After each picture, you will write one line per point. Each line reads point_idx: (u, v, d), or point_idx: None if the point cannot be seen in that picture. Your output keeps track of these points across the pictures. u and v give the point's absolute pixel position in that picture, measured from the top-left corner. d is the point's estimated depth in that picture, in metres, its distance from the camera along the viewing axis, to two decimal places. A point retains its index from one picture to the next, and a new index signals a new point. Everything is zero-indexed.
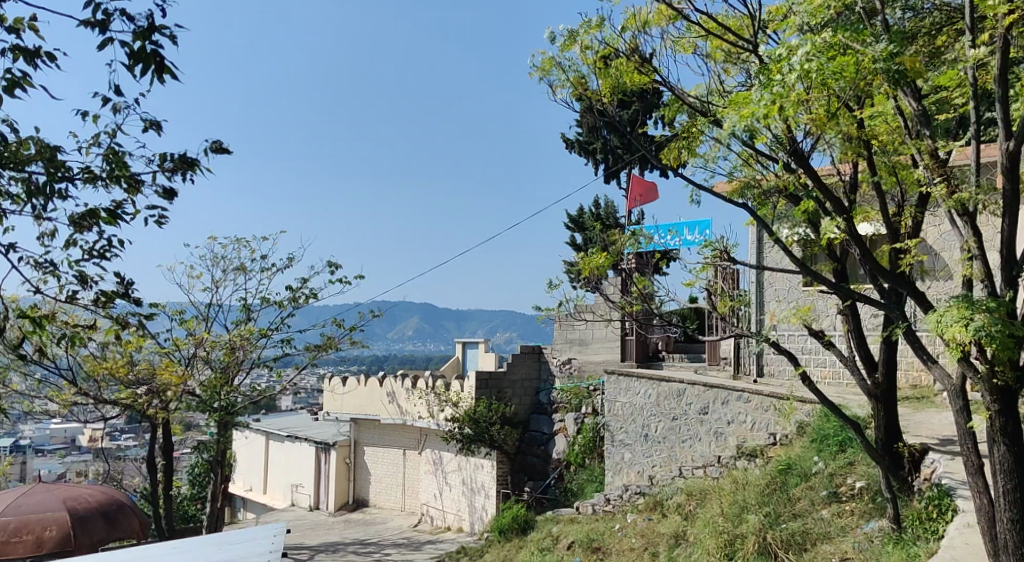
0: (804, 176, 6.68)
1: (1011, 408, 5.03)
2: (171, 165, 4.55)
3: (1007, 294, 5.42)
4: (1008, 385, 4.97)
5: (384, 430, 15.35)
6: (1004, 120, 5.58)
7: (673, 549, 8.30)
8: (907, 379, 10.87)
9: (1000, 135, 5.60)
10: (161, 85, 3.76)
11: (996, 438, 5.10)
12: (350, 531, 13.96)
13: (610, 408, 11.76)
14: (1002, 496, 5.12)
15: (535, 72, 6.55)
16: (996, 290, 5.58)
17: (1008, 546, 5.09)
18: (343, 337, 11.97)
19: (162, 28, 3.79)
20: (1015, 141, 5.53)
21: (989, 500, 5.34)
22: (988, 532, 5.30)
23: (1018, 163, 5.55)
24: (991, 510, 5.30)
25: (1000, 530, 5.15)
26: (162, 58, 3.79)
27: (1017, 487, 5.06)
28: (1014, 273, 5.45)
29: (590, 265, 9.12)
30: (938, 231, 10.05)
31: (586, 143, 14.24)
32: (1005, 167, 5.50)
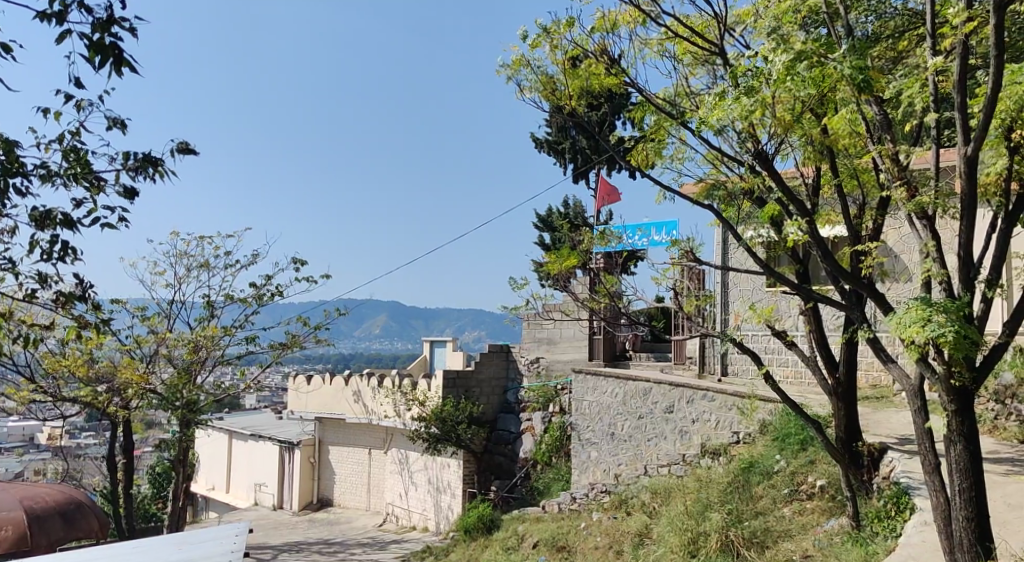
0: (768, 179, 6.84)
1: (967, 408, 5.12)
2: (134, 163, 4.51)
3: (965, 296, 5.54)
4: (964, 385, 5.08)
5: (349, 429, 15.22)
6: (963, 126, 5.71)
7: (637, 547, 8.36)
8: (866, 379, 11.03)
9: (958, 139, 5.71)
10: (120, 78, 3.71)
11: (953, 438, 5.19)
12: (314, 531, 13.85)
13: (577, 407, 11.76)
14: (958, 494, 5.22)
15: (504, 72, 6.53)
16: (954, 292, 5.71)
17: (962, 544, 5.19)
18: (307, 336, 11.69)
19: (121, 19, 3.74)
20: (972, 146, 5.67)
21: (945, 498, 5.45)
22: (944, 530, 5.41)
23: (976, 168, 5.68)
24: (947, 508, 5.41)
25: (955, 528, 5.25)
26: (122, 48, 3.72)
27: (972, 486, 5.17)
28: (971, 275, 5.56)
29: (556, 265, 9.12)
30: (898, 234, 10.22)
31: (555, 142, 14.23)
32: (963, 172, 5.65)
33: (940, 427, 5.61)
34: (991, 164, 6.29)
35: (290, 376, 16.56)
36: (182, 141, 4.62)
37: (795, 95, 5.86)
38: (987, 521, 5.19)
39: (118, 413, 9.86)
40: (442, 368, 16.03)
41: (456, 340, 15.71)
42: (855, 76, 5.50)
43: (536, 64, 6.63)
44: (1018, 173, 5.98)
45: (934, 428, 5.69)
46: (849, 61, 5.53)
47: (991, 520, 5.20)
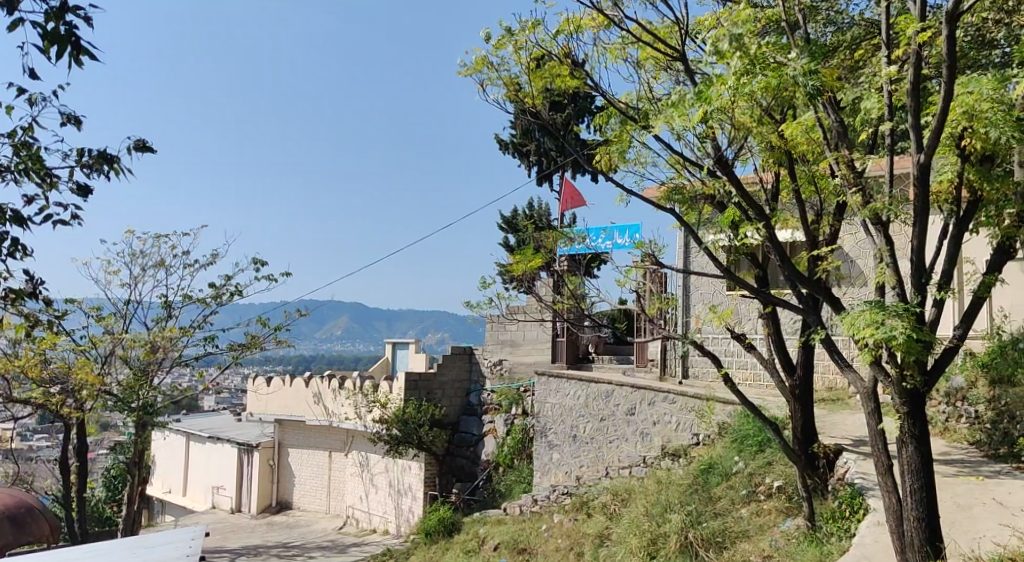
0: (727, 183, 6.95)
1: (919, 411, 5.25)
2: (89, 160, 4.43)
3: (917, 300, 5.67)
4: (916, 388, 5.20)
5: (310, 431, 15.02)
6: (916, 135, 5.84)
7: (597, 549, 8.46)
8: (823, 381, 11.20)
9: (911, 147, 5.85)
10: (77, 68, 3.64)
11: (904, 440, 5.30)
12: (273, 534, 13.71)
13: (540, 409, 11.75)
14: (909, 495, 5.33)
15: (466, 72, 6.55)
16: (906, 296, 5.83)
17: (913, 544, 5.30)
18: (267, 338, 11.40)
19: (77, 9, 3.67)
20: (925, 154, 5.81)
21: (897, 499, 5.57)
22: (896, 530, 5.51)
23: (929, 175, 5.83)
24: (899, 509, 5.53)
25: (907, 528, 5.36)
26: (78, 40, 3.65)
27: (923, 486, 5.28)
28: (923, 281, 5.69)
29: (521, 267, 9.15)
30: (854, 239, 10.40)
31: (520, 144, 14.23)
32: (915, 179, 5.79)
33: (892, 429, 5.74)
34: (942, 172, 6.46)
35: (250, 378, 16.40)
36: (139, 139, 4.56)
37: (751, 100, 5.97)
38: (936, 522, 5.30)
39: (71, 415, 9.72)
40: (404, 369, 15.93)
41: (419, 342, 15.62)
42: (809, 79, 5.63)
43: (499, 65, 6.65)
44: (968, 181, 6.15)
45: (886, 430, 5.82)
46: (802, 67, 5.65)
47: (940, 521, 5.32)
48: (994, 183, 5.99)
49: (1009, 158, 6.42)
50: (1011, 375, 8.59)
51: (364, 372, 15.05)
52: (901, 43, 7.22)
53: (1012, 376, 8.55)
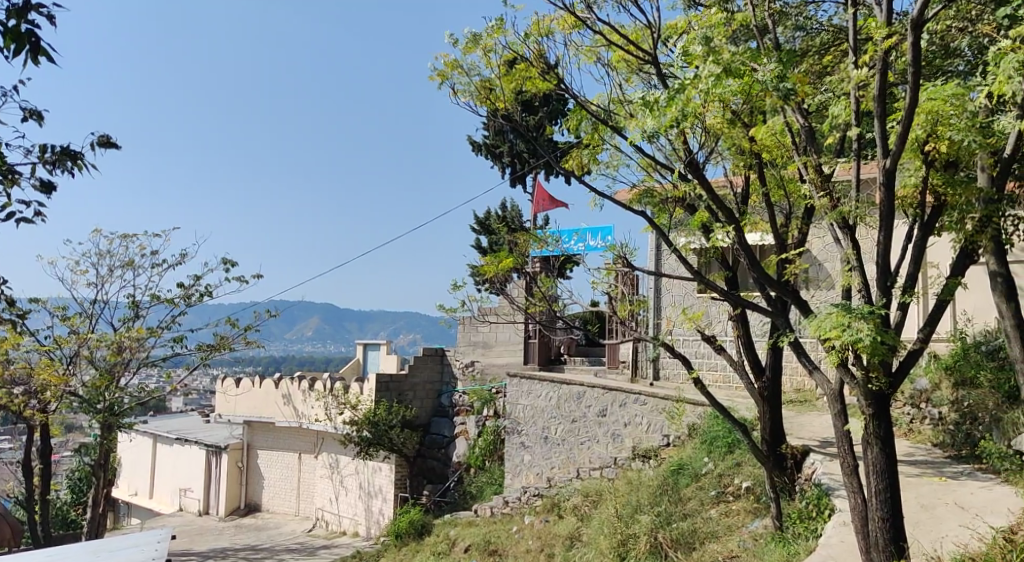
0: (698, 186, 7.02)
1: (884, 412, 5.34)
2: (52, 156, 4.37)
3: (882, 303, 5.76)
4: (881, 390, 5.29)
5: (279, 433, 14.89)
6: (882, 140, 5.94)
7: (567, 550, 8.49)
8: (791, 383, 11.31)
9: (878, 153, 5.95)
10: (36, 67, 3.59)
11: (870, 441, 5.38)
12: (241, 536, 13.58)
13: (511, 410, 11.74)
14: (874, 495, 5.41)
15: (437, 75, 6.55)
16: (872, 299, 5.92)
17: (878, 544, 5.38)
18: (236, 338, 11.36)
19: (36, 6, 3.62)
20: (890, 159, 5.90)
21: (863, 499, 5.65)
22: (861, 530, 5.59)
23: (895, 180, 5.92)
24: (864, 509, 5.61)
25: (871, 528, 5.44)
26: (38, 38, 3.60)
27: (888, 487, 5.36)
28: (888, 284, 5.79)
29: (492, 268, 9.13)
30: (822, 243, 10.52)
31: (493, 145, 14.23)
32: (881, 183, 5.90)
33: (858, 430, 5.83)
34: (908, 178, 6.61)
35: (219, 379, 16.24)
36: (103, 135, 4.51)
37: (721, 103, 6.05)
38: (900, 522, 5.38)
39: (35, 417, 9.80)
40: (376, 371, 15.85)
41: (391, 343, 15.53)
42: (779, 84, 5.80)
43: (469, 68, 6.66)
44: (932, 186, 6.28)
45: (852, 432, 5.91)
46: (772, 72, 5.81)
47: (904, 520, 5.40)
48: (957, 188, 6.11)
49: (970, 164, 6.55)
50: (973, 377, 8.74)
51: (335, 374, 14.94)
52: (868, 50, 7.33)
53: (975, 378, 8.70)
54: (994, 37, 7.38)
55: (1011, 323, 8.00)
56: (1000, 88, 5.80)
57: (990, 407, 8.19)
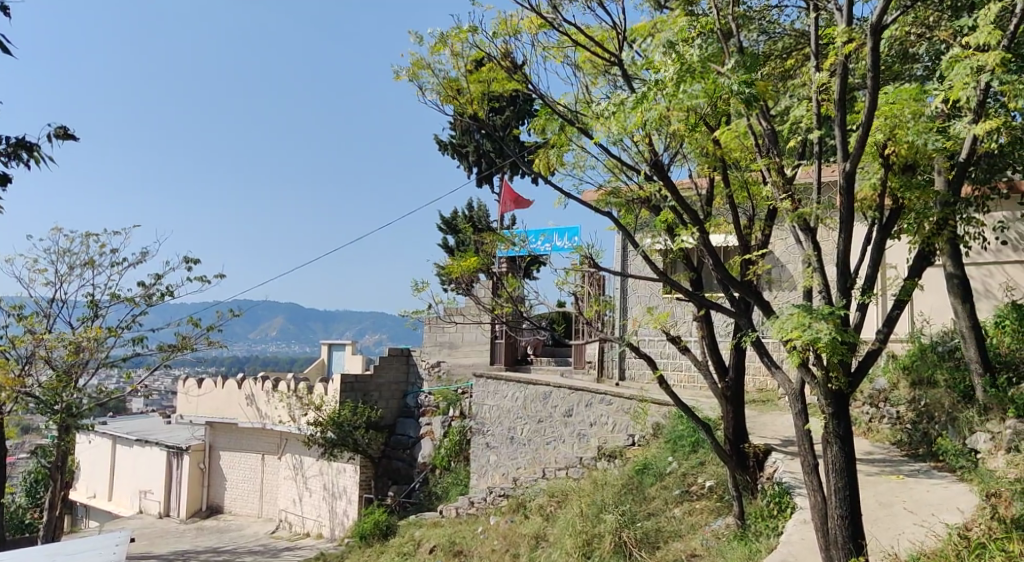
0: (663, 187, 7.06)
1: (843, 411, 5.42)
2: (7, 148, 4.31)
3: (842, 304, 5.84)
4: (841, 389, 5.37)
5: (242, 434, 14.73)
6: (843, 144, 6.03)
7: (533, 550, 8.52)
8: (754, 383, 11.43)
9: (838, 156, 6.03)
10: None
11: (830, 440, 5.46)
12: (203, 539, 13.40)
13: (477, 411, 11.71)
14: (834, 493, 5.49)
15: (403, 74, 6.53)
16: (832, 300, 6.00)
17: (837, 541, 5.46)
18: (198, 338, 11.21)
19: None
20: (850, 163, 5.99)
21: (822, 497, 5.73)
22: (821, 527, 5.67)
23: (854, 183, 6.01)
24: (824, 507, 5.69)
25: (831, 526, 5.52)
26: None
27: (847, 485, 5.45)
28: (848, 285, 5.86)
29: (458, 268, 9.10)
30: (784, 244, 10.65)
31: (459, 145, 14.21)
32: (842, 187, 5.97)
33: (818, 429, 5.90)
34: (867, 180, 6.70)
35: (181, 380, 16.02)
36: (59, 127, 4.51)
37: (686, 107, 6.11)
38: (859, 519, 5.47)
39: None
40: (341, 371, 15.73)
41: (356, 343, 15.43)
42: (743, 88, 5.87)
43: (435, 67, 6.65)
44: (891, 189, 6.36)
45: (812, 431, 5.99)
46: (737, 75, 5.87)
47: (862, 518, 5.49)
48: (915, 192, 6.22)
49: (926, 168, 6.68)
50: (930, 377, 8.92)
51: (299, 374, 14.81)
52: (829, 54, 7.44)
53: (931, 378, 8.87)
54: (951, 43, 7.54)
55: (966, 324, 8.22)
56: (955, 93, 5.93)
57: (946, 407, 8.35)
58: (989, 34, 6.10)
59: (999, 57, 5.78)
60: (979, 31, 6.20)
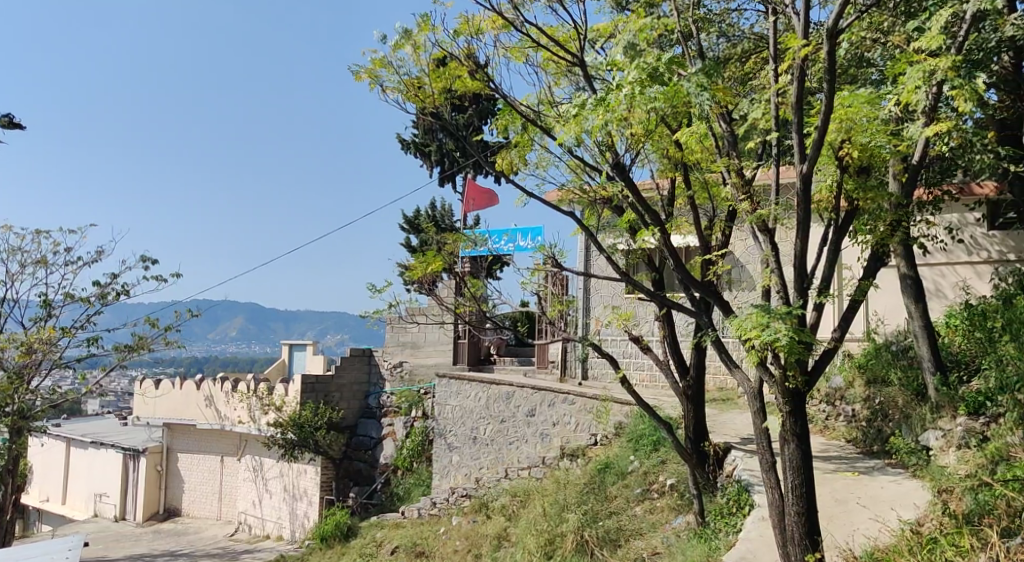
0: (624, 188, 7.11)
1: (800, 410, 5.50)
2: None
3: (799, 304, 5.92)
4: (798, 388, 5.45)
5: (201, 435, 14.54)
6: (800, 146, 6.10)
7: (495, 550, 8.52)
8: (714, 382, 11.55)
9: (796, 158, 6.11)
10: None
11: (787, 437, 5.54)
12: (160, 542, 13.19)
13: (440, 411, 11.68)
14: (791, 490, 5.57)
15: (363, 73, 6.48)
16: (789, 300, 6.08)
17: (794, 537, 5.54)
18: (156, 338, 11.01)
19: None
20: (807, 165, 6.07)
21: (780, 494, 5.81)
22: (778, 524, 5.74)
23: (811, 185, 6.09)
24: (781, 504, 5.77)
25: (788, 522, 5.60)
26: None
27: (804, 482, 5.53)
28: (805, 285, 5.95)
29: (421, 268, 9.06)
30: (743, 245, 10.76)
31: (422, 144, 14.16)
32: (799, 189, 6.04)
33: (776, 427, 5.98)
34: (823, 181, 6.78)
35: (138, 381, 15.74)
36: None
37: (646, 110, 6.14)
38: (815, 515, 5.56)
39: None
40: (302, 371, 15.59)
41: (317, 343, 15.30)
42: (702, 91, 5.91)
43: (397, 66, 6.60)
44: (846, 191, 6.45)
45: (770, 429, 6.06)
46: (696, 78, 5.93)
47: (818, 514, 5.58)
48: (870, 194, 6.32)
49: (881, 170, 6.75)
50: (885, 375, 9.09)
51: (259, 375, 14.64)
52: (786, 58, 7.55)
53: (886, 377, 9.04)
54: (904, 48, 7.69)
55: (920, 324, 8.39)
56: (907, 97, 6.01)
57: (899, 404, 8.52)
58: (940, 39, 6.20)
59: (951, 61, 5.85)
60: (930, 35, 6.28)
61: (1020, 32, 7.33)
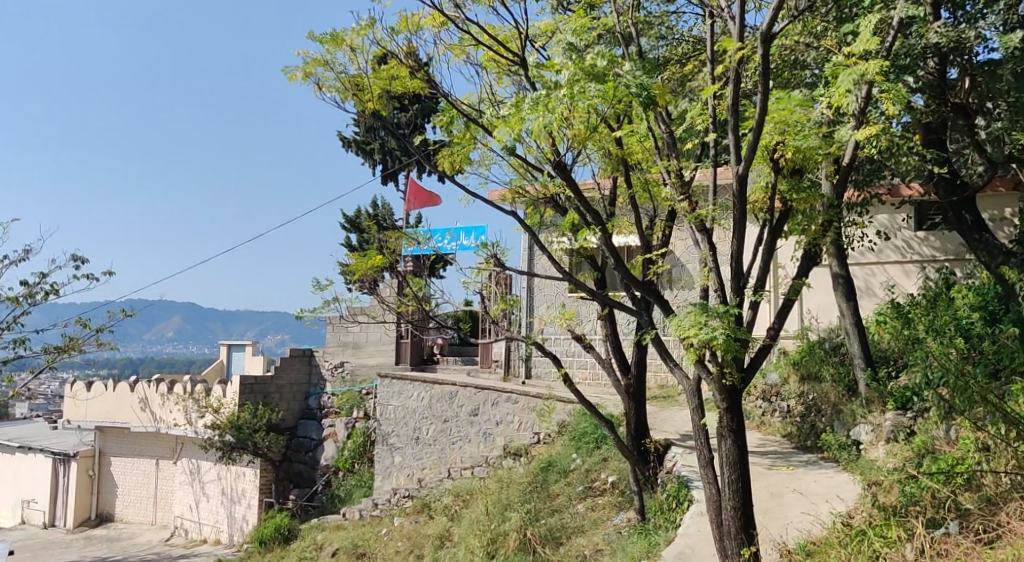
0: (565, 187, 7.14)
1: (736, 406, 5.59)
2: None
3: (735, 302, 6.02)
4: (734, 385, 5.53)
5: (134, 438, 14.22)
6: (737, 148, 6.19)
7: (436, 550, 8.51)
8: (654, 379, 11.72)
9: (733, 159, 6.20)
10: None
11: (724, 434, 5.63)
12: (92, 549, 12.84)
13: (382, 412, 11.60)
14: (727, 485, 5.67)
15: (300, 72, 6.40)
16: (726, 299, 6.17)
17: (730, 531, 5.63)
18: (88, 339, 10.72)
19: None
20: (744, 165, 6.17)
21: (717, 489, 5.89)
22: (715, 518, 5.83)
23: (747, 185, 6.18)
24: (718, 499, 5.85)
25: (724, 517, 5.69)
26: None
27: (739, 477, 5.63)
28: (741, 285, 6.04)
29: (361, 267, 8.97)
30: (683, 245, 10.91)
31: (364, 142, 14.07)
32: (734, 189, 6.13)
33: (713, 424, 6.07)
34: (759, 182, 6.91)
35: (68, 383, 15.32)
36: None
37: (585, 110, 6.17)
38: (750, 510, 5.66)
39: None
40: (241, 372, 15.36)
41: (257, 344, 15.05)
42: (641, 92, 5.96)
43: (334, 63, 6.54)
44: (780, 192, 6.58)
45: (708, 425, 6.15)
46: (636, 79, 5.98)
47: (754, 509, 5.68)
48: (803, 195, 6.46)
49: (814, 171, 6.87)
50: (818, 371, 9.31)
51: (196, 376, 14.38)
52: (721, 61, 7.68)
53: (819, 373, 9.27)
54: (836, 52, 7.87)
55: (852, 321, 8.62)
56: (838, 100, 6.13)
57: (832, 400, 8.74)
58: (868, 43, 6.33)
59: (879, 65, 5.97)
60: (860, 40, 6.40)
61: (945, 39, 7.56)
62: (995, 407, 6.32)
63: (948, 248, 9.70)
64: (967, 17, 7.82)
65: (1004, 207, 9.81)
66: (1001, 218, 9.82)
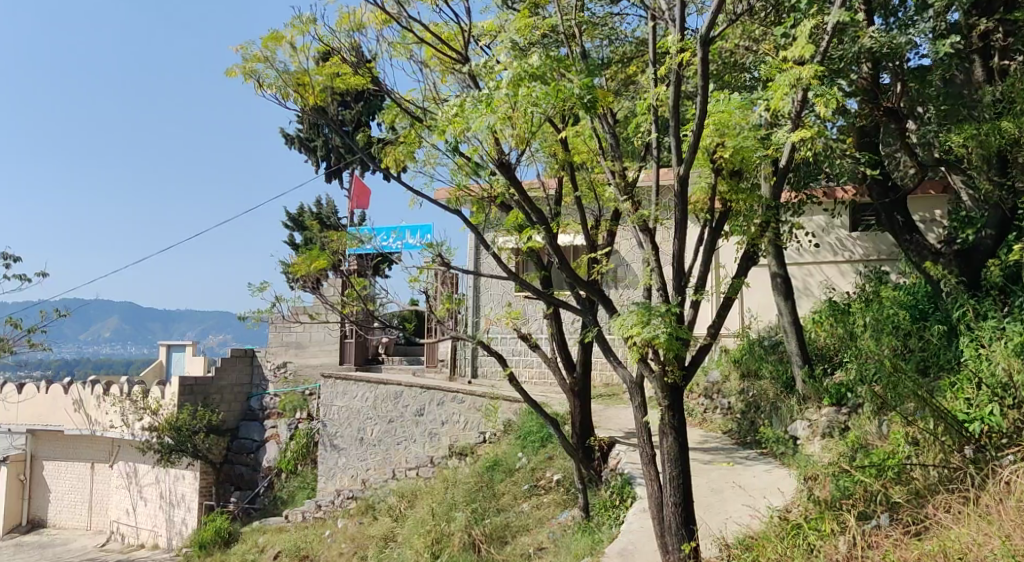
0: (510, 186, 7.15)
1: (677, 404, 5.66)
2: None
3: (677, 301, 6.08)
4: (676, 383, 5.60)
5: (68, 442, 13.86)
6: (678, 148, 6.27)
7: (381, 551, 8.46)
8: (599, 378, 11.82)
9: (674, 160, 6.28)
10: None
11: (665, 431, 5.70)
12: (24, 556, 12.48)
13: (327, 413, 11.48)
14: (669, 481, 5.74)
15: (239, 69, 6.30)
16: (668, 297, 6.23)
17: (671, 527, 5.69)
18: (19, 340, 10.47)
19: None
20: (684, 166, 6.26)
21: (659, 485, 5.95)
22: (657, 514, 5.89)
23: (688, 186, 6.27)
24: (660, 494, 5.92)
25: (666, 513, 5.75)
26: None
27: (681, 472, 5.70)
28: (682, 284, 6.11)
29: (303, 267, 8.86)
30: (627, 244, 11.01)
31: (308, 140, 13.91)
32: (676, 190, 6.20)
33: (655, 421, 6.13)
34: (699, 183, 7.01)
35: None
36: None
37: (530, 111, 6.18)
38: (691, 505, 5.73)
39: None
40: (181, 373, 15.07)
41: (197, 344, 14.79)
42: (584, 92, 6.00)
43: (273, 61, 6.45)
44: (720, 193, 6.68)
45: (650, 422, 6.21)
46: (579, 81, 6.02)
47: (695, 504, 5.76)
48: (741, 195, 6.57)
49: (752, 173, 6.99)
50: (757, 369, 9.48)
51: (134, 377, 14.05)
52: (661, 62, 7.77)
53: (758, 370, 9.45)
54: (773, 56, 8.03)
55: (790, 319, 8.81)
56: (775, 103, 6.26)
57: (771, 396, 8.92)
58: (803, 47, 6.46)
59: (813, 69, 6.11)
60: (796, 45, 6.53)
61: (878, 44, 7.78)
62: (923, 402, 6.51)
63: (880, 248, 9.97)
64: (900, 23, 8.12)
65: (934, 209, 10.14)
66: (931, 219, 10.15)
